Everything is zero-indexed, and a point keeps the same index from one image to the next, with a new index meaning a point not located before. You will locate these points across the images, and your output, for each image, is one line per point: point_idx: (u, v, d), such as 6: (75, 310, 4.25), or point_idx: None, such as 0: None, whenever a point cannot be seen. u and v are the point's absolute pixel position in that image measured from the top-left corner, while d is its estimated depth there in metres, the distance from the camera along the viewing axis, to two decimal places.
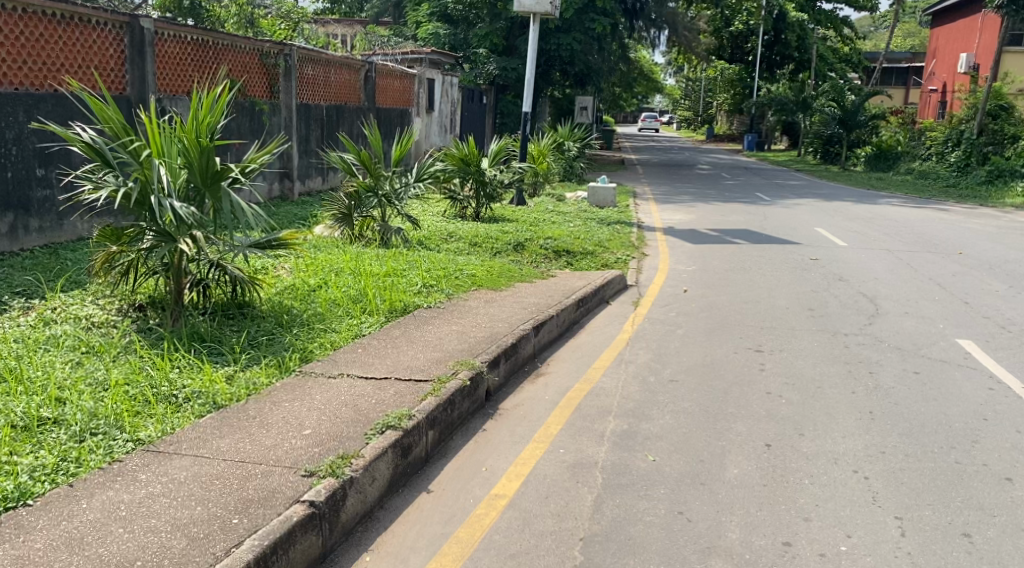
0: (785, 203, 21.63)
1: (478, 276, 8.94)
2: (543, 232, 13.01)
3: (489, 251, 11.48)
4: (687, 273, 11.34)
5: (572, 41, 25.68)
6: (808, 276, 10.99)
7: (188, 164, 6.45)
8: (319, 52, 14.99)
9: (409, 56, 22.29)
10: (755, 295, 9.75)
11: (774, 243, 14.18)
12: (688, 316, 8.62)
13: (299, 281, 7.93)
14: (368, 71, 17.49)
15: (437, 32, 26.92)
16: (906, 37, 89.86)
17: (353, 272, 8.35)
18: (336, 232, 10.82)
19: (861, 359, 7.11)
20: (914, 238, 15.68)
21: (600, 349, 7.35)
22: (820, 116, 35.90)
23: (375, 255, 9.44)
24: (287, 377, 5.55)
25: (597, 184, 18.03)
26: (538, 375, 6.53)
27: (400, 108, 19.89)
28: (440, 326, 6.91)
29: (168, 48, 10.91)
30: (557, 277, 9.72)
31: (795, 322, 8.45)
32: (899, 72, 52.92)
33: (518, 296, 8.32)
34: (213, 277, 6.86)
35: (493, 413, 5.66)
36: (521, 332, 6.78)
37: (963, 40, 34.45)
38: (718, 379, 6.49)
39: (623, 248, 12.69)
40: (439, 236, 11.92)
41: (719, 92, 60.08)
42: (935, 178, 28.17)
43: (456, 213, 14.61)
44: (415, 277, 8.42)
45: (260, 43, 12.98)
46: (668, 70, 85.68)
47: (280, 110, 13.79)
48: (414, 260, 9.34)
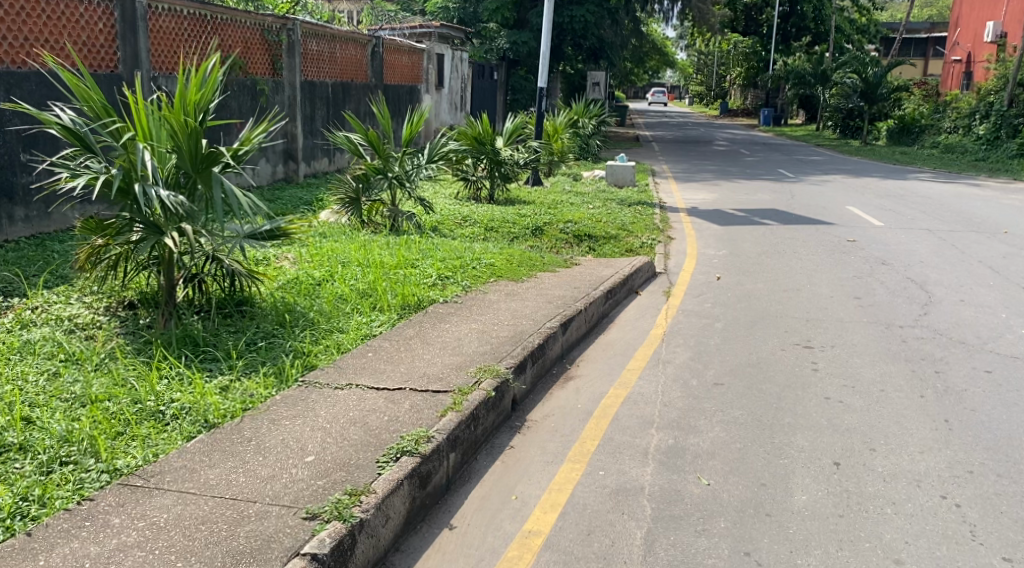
0: (810, 180, 20.93)
1: (498, 266, 8.32)
2: (562, 215, 12.35)
3: (506, 237, 10.85)
4: (718, 259, 10.69)
5: (586, 13, 24.91)
6: (847, 262, 10.33)
7: (177, 147, 5.81)
8: (324, 27, 14.35)
9: (417, 30, 21.68)
10: (793, 283, 9.10)
11: (806, 225, 13.58)
12: (724, 308, 7.98)
13: (303, 274, 7.33)
14: (374, 46, 16.81)
15: (447, 6, 26.27)
16: (923, 10, 88.92)
17: (361, 263, 7.75)
18: (343, 217, 10.18)
19: (923, 357, 6.49)
20: (950, 217, 14.99)
21: (632, 348, 6.71)
22: (839, 88, 34.42)
23: (385, 243, 8.84)
24: (286, 389, 4.92)
25: (616, 162, 17.32)
26: (568, 378, 5.91)
27: (410, 86, 19.22)
28: (460, 323, 6.31)
29: (162, 23, 10.27)
30: (581, 264, 9.11)
31: (840, 314, 7.82)
32: (918, 43, 52.16)
33: (542, 287, 7.70)
34: (210, 271, 6.23)
35: (521, 426, 5.04)
36: (547, 330, 6.15)
37: (988, 9, 33.52)
38: (767, 384, 5.87)
39: (647, 231, 12.03)
40: (454, 221, 11.33)
41: (733, 66, 59.05)
42: (962, 152, 27.40)
43: (470, 194, 13.96)
44: (429, 268, 7.80)
45: (261, 17, 12.32)
46: (680, 43, 84.67)
47: (283, 88, 13.15)
48: (427, 248, 8.72)
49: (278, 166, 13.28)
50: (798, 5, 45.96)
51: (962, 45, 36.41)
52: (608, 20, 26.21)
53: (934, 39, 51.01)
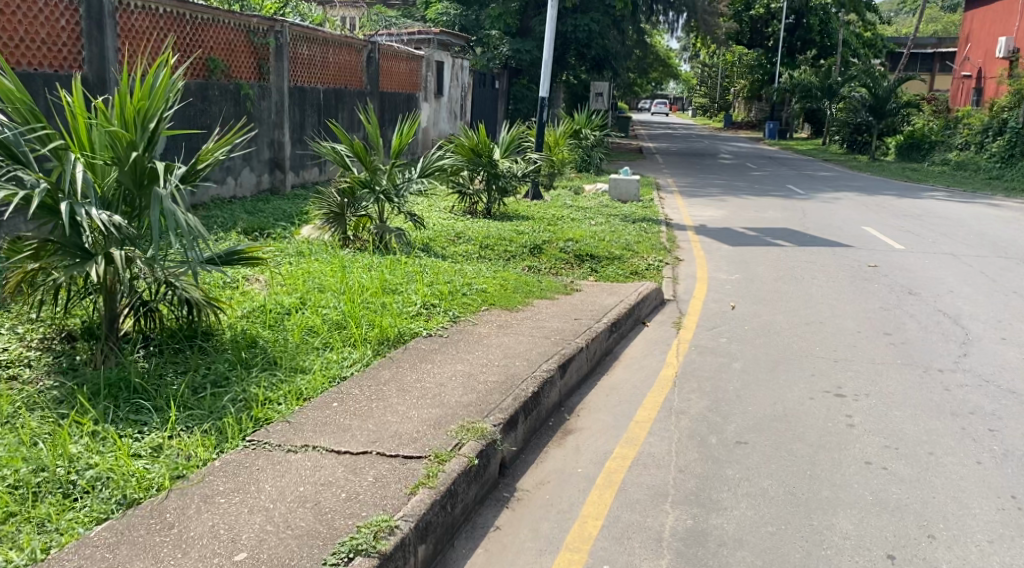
0: (821, 197, 20.18)
1: (491, 292, 7.49)
2: (562, 233, 11.55)
3: (501, 258, 10.03)
4: (731, 284, 9.90)
5: (590, 22, 24.06)
6: (873, 295, 9.56)
7: (116, 160, 5.08)
8: (316, 30, 13.61)
9: (416, 36, 20.74)
10: (815, 319, 8.32)
11: (822, 247, 12.85)
12: (741, 347, 7.20)
13: (272, 299, 6.47)
14: (371, 52, 16.07)
15: (448, 11, 25.39)
16: (930, 27, 88.28)
17: (338, 288, 6.91)
18: (326, 234, 9.34)
19: (972, 412, 5.80)
20: (972, 242, 14.20)
21: (641, 395, 5.90)
22: (848, 103, 33.89)
23: (367, 264, 8.02)
24: (231, 452, 4.05)
25: (620, 176, 16.54)
26: (567, 432, 5.11)
27: (407, 93, 18.47)
28: (444, 363, 5.48)
29: (136, 21, 9.48)
30: (583, 289, 8.32)
31: (871, 358, 7.03)
32: (925, 59, 51.54)
33: (538, 318, 6.90)
34: (160, 300, 5.39)
35: (509, 497, 4.25)
36: (543, 375, 5.35)
37: (1000, 24, 32.76)
38: (797, 445, 5.09)
39: (654, 251, 11.24)
40: (446, 238, 10.57)
41: (737, 78, 58.40)
42: (975, 170, 26.62)
43: (466, 209, 13.21)
44: (413, 295, 6.98)
45: (246, 19, 11.53)
46: (683, 57, 84.07)
47: (270, 94, 12.35)
48: (413, 270, 7.89)
49: (263, 176, 12.44)
50: (804, 17, 45.24)
51: (973, 60, 35.65)
52: (612, 29, 25.45)
53: (941, 54, 50.32)
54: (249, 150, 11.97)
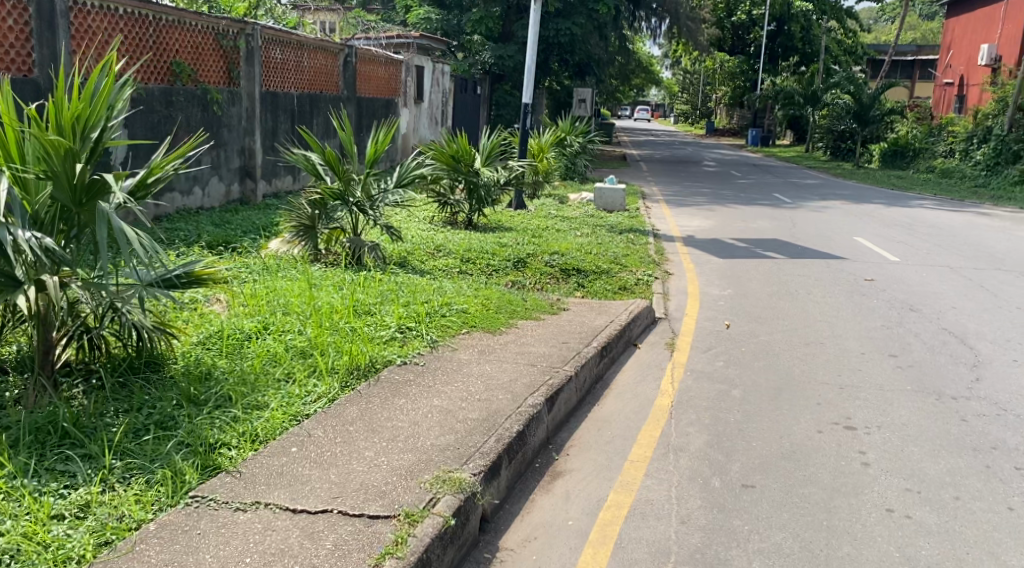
0: (809, 206, 19.81)
1: (473, 312, 6.95)
2: (547, 245, 11.05)
3: (483, 274, 9.53)
4: (724, 301, 9.42)
5: (572, 26, 23.56)
6: (873, 313, 9.13)
7: (50, 173, 4.50)
8: (289, 33, 13.12)
9: (395, 40, 20.14)
10: (816, 339, 7.86)
11: (816, 259, 12.45)
12: (740, 372, 6.73)
13: (232, 323, 5.89)
14: (347, 56, 15.58)
15: (428, 17, 24.45)
16: (909, 33, 88.59)
17: (305, 310, 6.35)
18: (296, 248, 8.78)
19: (992, 447, 5.46)
20: (966, 253, 13.84)
21: (635, 430, 5.39)
22: (832, 110, 33.60)
23: (339, 283, 7.47)
24: (170, 511, 3.50)
25: (606, 185, 16.07)
26: (555, 475, 4.61)
27: (386, 99, 17.95)
28: (419, 396, 4.95)
29: (92, 21, 8.92)
30: (571, 307, 7.81)
31: (878, 385, 6.59)
32: (905, 66, 51.50)
33: (522, 341, 6.40)
34: (103, 326, 4.81)
35: (489, 561, 3.77)
36: (529, 410, 4.85)
37: (982, 31, 32.49)
38: (809, 488, 4.64)
39: (643, 265, 10.77)
40: (426, 251, 10.09)
41: (718, 84, 58.20)
42: (960, 178, 26.34)
43: (447, 219, 12.72)
44: (387, 317, 6.45)
45: (215, 20, 10.96)
46: (664, 64, 83.93)
47: (240, 99, 11.80)
48: (388, 289, 7.36)
49: (232, 185, 11.88)
50: (786, 24, 45.00)
51: (955, 68, 35.47)
52: (595, 35, 25.00)
53: (921, 61, 50.25)
54: (218, 159, 11.40)
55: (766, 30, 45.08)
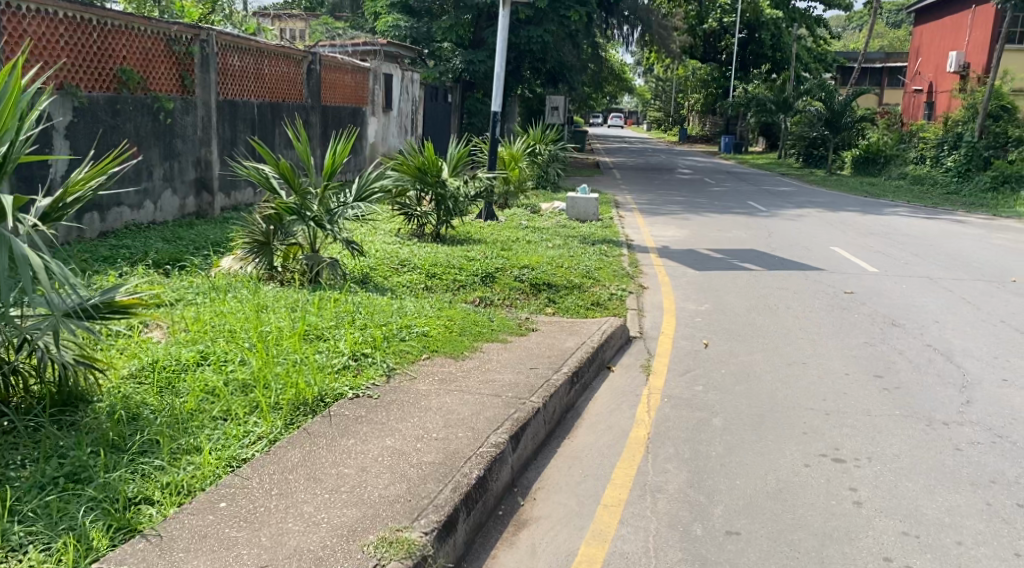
0: (784, 214, 19.55)
1: (435, 335, 6.47)
2: (517, 259, 10.60)
3: (449, 291, 9.07)
4: (700, 317, 9.03)
5: (544, 33, 23.15)
6: (855, 328, 8.78)
7: None
8: (248, 39, 12.64)
9: (361, 47, 19.34)
10: (798, 358, 7.49)
11: (794, 271, 12.11)
12: (721, 397, 6.32)
13: (169, 352, 5.37)
14: (311, 63, 15.10)
15: (397, 24, 23.85)
16: (877, 41, 89.11)
17: (251, 337, 5.85)
18: (249, 265, 8.28)
19: (992, 481, 5.09)
20: (943, 262, 13.57)
21: (609, 465, 4.98)
22: (803, 117, 33.44)
23: (291, 305, 6.97)
24: None
25: (578, 194, 15.69)
26: (520, 526, 4.20)
27: (352, 107, 17.47)
28: (371, 436, 4.50)
29: (26, 27, 8.43)
30: (541, 327, 7.37)
31: (864, 409, 6.23)
32: (874, 73, 51.65)
33: (488, 367, 5.95)
34: (15, 363, 4.30)
35: None
36: (492, 452, 4.42)
37: (950, 39, 32.45)
38: (799, 534, 4.27)
39: (616, 279, 10.35)
40: (389, 267, 9.62)
41: (690, 91, 58.09)
42: (932, 184, 26.18)
43: (413, 232, 12.25)
44: (339, 342, 5.95)
45: (164, 25, 10.45)
46: (636, 71, 83.88)
47: (194, 108, 11.29)
48: (344, 310, 6.87)
49: (188, 198, 11.36)
50: (756, 31, 44.88)
51: (924, 75, 35.47)
52: (567, 42, 24.63)
53: (890, 68, 50.31)
54: (171, 170, 10.87)
55: (738, 37, 44.98)
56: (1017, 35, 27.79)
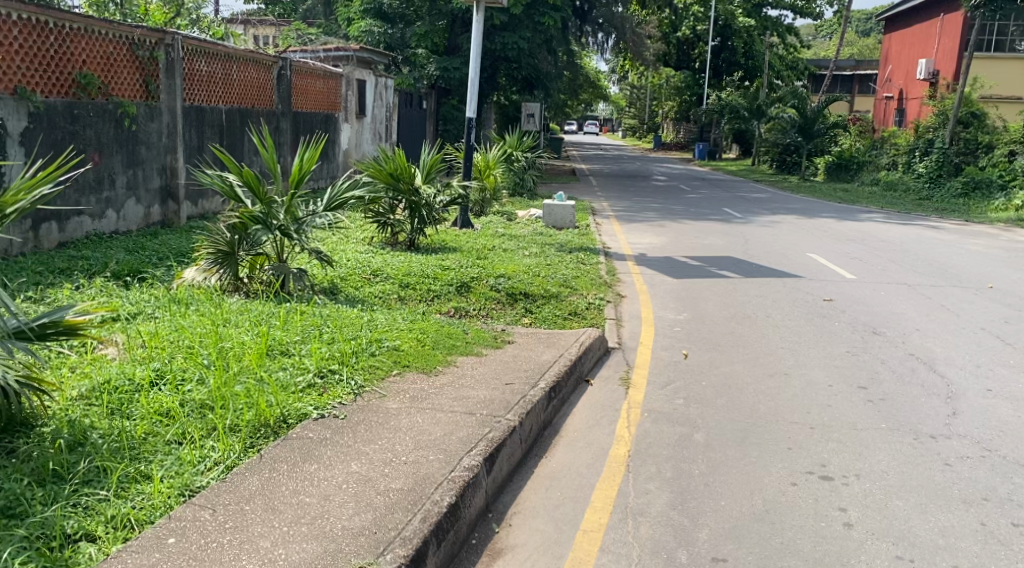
0: (759, 220, 19.47)
1: (405, 349, 6.22)
2: (493, 267, 10.36)
3: (422, 302, 8.81)
4: (679, 326, 8.83)
5: (519, 39, 22.88)
6: (836, 337, 8.61)
7: None
8: (216, 44, 12.35)
9: (334, 53, 18.98)
10: (779, 369, 7.30)
11: (772, 278, 11.98)
12: (703, 410, 6.12)
13: (123, 371, 5.07)
14: (281, 69, 14.83)
15: (371, 29, 23.63)
16: (848, 49, 89.75)
17: (211, 354, 5.57)
18: (213, 277, 7.95)
19: (986, 498, 4.91)
20: (920, 269, 13.48)
21: (588, 486, 4.76)
22: (776, 123, 33.49)
23: (255, 320, 6.69)
24: None
25: (555, 202, 15.47)
26: (495, 556, 4.02)
27: (324, 113, 17.20)
28: (335, 460, 4.27)
29: None
30: (516, 339, 7.13)
31: (850, 423, 6.04)
32: (845, 80, 51.98)
33: (461, 382, 5.71)
34: None
35: None
36: (465, 474, 4.22)
37: (919, 46, 32.60)
38: (788, 560, 4.08)
39: (594, 288, 10.14)
40: (360, 277, 9.36)
41: (665, 99, 58.20)
42: (905, 190, 26.22)
43: (386, 240, 11.98)
44: (304, 359, 5.68)
45: (126, 28, 10.15)
46: (611, 78, 84.00)
47: (159, 115, 10.99)
48: (311, 325, 6.60)
49: (152, 207, 11.03)
50: (729, 39, 44.99)
51: (894, 82, 35.63)
52: (542, 49, 24.43)
53: (860, 75, 50.61)
54: (135, 179, 10.54)
55: (711, 45, 45.11)
56: (986, 42, 27.91)
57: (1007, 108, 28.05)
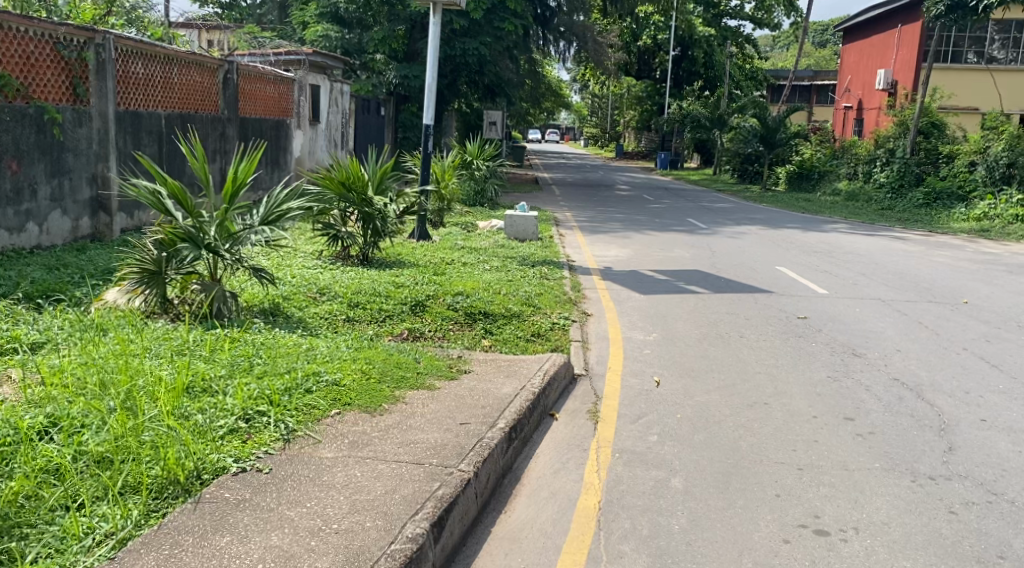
0: (724, 231, 19.00)
1: (347, 385, 5.51)
2: (450, 284, 9.67)
3: (373, 323, 8.10)
4: (649, 348, 8.25)
5: (480, 46, 22.23)
6: (816, 360, 8.03)
7: None
8: (154, 45, 11.58)
9: (285, 56, 18.16)
10: (760, 397, 6.71)
11: (743, 293, 11.45)
12: (680, 448, 5.52)
13: (6, 415, 4.35)
14: (227, 72, 14.05)
15: (328, 34, 22.61)
16: (806, 59, 90.16)
17: (118, 392, 4.86)
18: (137, 298, 7.23)
19: (1000, 556, 4.36)
20: (891, 283, 13.01)
21: (552, 551, 4.21)
22: (738, 132, 33.25)
23: (176, 350, 5.98)
24: None
25: (516, 212, 14.81)
26: None
27: (275, 119, 16.45)
28: (253, 532, 3.67)
29: None
30: (474, 366, 6.48)
31: (842, 461, 5.44)
32: (803, 91, 52.04)
33: (410, 423, 5.06)
34: None
35: None
36: (405, 549, 3.64)
37: (878, 56, 32.42)
38: None
39: (558, 305, 9.51)
40: (306, 296, 8.65)
41: (626, 108, 57.91)
42: (867, 201, 25.95)
43: (336, 255, 11.25)
44: (227, 401, 4.99)
45: (48, 25, 9.42)
46: (573, 87, 83.54)
47: (89, 119, 10.25)
48: (242, 355, 5.90)
49: (81, 219, 10.27)
50: (689, 49, 44.72)
51: (853, 92, 35.53)
52: (504, 57, 23.91)
53: (817, 86, 50.71)
54: (60, 190, 9.80)
55: (671, 54, 44.82)
56: (944, 53, 27.68)
57: (966, 118, 27.90)
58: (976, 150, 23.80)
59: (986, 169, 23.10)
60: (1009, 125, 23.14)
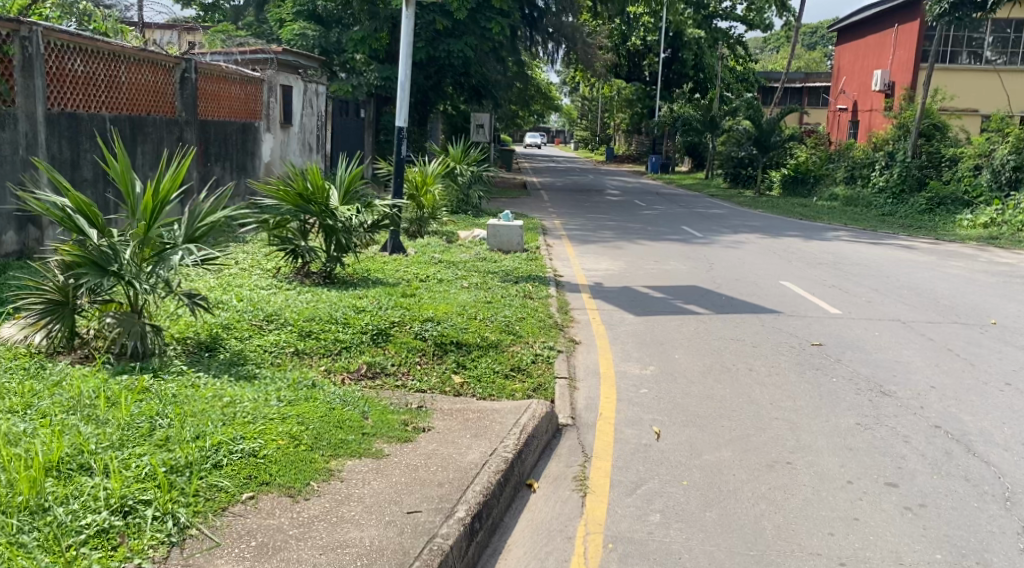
0: (722, 240, 17.92)
1: (268, 456, 4.36)
2: (420, 308, 8.47)
3: (325, 360, 6.89)
4: (646, 386, 7.14)
5: (465, 48, 20.96)
6: (840, 400, 6.89)
7: None
8: (96, 40, 10.35)
9: (251, 56, 16.80)
10: (782, 454, 5.60)
11: (749, 314, 10.35)
12: (689, 534, 4.43)
13: None
14: (185, 71, 12.80)
15: (304, 33, 21.58)
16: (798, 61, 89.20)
17: None
18: (38, 335, 6.12)
19: None
20: (908, 300, 11.90)
21: None
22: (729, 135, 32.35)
23: (58, 408, 4.77)
24: None
25: (500, 222, 13.68)
26: None
27: (240, 122, 15.22)
28: None
29: None
30: (437, 422, 5.33)
31: (892, 553, 4.34)
32: (796, 92, 51.10)
33: (343, 516, 3.94)
34: None
35: None
36: None
37: (873, 57, 31.45)
38: None
39: (543, 332, 8.35)
40: (250, 325, 7.41)
41: (616, 111, 57.02)
42: (867, 205, 24.93)
43: (295, 271, 10.01)
44: (103, 486, 3.81)
45: None
46: (562, 90, 82.61)
47: (14, 122, 9.11)
48: (141, 414, 4.69)
49: (4, 233, 9.11)
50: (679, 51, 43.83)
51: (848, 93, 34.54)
52: (491, 57, 22.70)
53: (811, 86, 49.65)
54: None
55: (661, 56, 43.93)
56: (944, 54, 26.71)
57: (967, 120, 26.86)
58: (980, 153, 22.71)
59: (991, 173, 22.05)
60: (1016, 127, 22.08)
